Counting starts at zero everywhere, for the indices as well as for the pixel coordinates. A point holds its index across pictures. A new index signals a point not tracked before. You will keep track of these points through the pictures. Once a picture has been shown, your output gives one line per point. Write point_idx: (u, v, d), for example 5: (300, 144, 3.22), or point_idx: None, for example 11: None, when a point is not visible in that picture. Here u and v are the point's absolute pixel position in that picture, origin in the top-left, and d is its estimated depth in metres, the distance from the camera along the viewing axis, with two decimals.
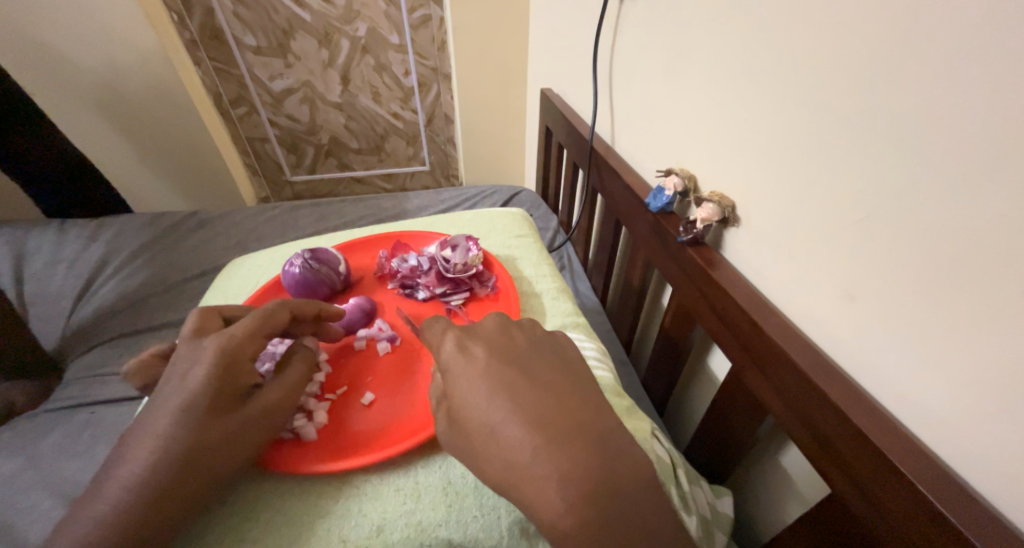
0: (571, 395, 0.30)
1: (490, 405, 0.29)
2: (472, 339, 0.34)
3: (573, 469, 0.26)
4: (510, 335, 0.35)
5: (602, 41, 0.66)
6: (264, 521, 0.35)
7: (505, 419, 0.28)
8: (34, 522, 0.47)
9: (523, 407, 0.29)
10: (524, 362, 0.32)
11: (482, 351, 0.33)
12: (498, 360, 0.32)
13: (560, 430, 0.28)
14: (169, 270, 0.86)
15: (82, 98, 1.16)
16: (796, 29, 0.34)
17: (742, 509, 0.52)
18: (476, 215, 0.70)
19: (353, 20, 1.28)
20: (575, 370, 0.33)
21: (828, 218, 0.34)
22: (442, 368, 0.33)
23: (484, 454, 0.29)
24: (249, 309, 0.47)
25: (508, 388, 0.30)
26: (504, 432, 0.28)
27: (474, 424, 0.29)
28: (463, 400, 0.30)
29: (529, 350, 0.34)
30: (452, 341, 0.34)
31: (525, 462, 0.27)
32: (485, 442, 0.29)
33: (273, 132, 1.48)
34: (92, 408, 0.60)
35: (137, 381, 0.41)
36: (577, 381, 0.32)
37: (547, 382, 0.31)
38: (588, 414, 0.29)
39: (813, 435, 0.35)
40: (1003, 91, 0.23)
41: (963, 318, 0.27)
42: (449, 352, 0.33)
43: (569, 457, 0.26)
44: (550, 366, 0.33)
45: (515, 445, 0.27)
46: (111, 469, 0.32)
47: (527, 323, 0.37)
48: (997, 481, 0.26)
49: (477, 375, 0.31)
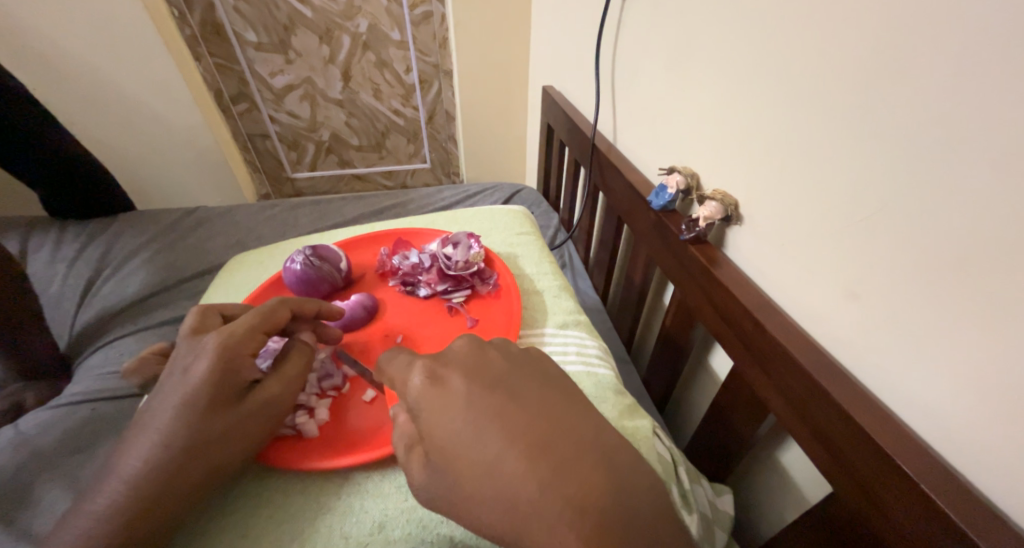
0: (567, 415, 0.28)
1: (480, 443, 0.27)
2: (444, 367, 0.31)
3: (581, 496, 0.24)
4: (484, 355, 0.32)
5: (604, 37, 0.65)
6: (266, 513, 0.36)
7: (500, 455, 0.26)
8: (36, 513, 0.47)
9: (516, 437, 0.26)
10: (509, 384, 0.29)
11: (458, 380, 0.30)
12: (478, 388, 0.29)
13: (561, 456, 0.25)
14: (168, 269, 0.85)
15: (85, 97, 1.17)
16: (799, 25, 0.34)
17: (742, 506, 0.52)
18: (478, 212, 0.70)
19: (354, 17, 1.28)
20: (564, 386, 0.31)
21: (832, 218, 0.34)
22: (414, 406, 0.30)
23: (480, 497, 0.26)
24: (249, 307, 0.47)
25: (496, 419, 0.27)
26: (501, 470, 0.26)
27: (465, 464, 0.27)
28: (448, 439, 0.27)
29: (509, 370, 0.31)
30: (421, 373, 0.31)
31: (528, 499, 0.24)
32: (481, 483, 0.26)
33: (274, 129, 1.48)
34: (93, 405, 0.59)
35: (137, 378, 0.41)
36: (567, 398, 0.29)
37: (539, 404, 0.28)
38: (585, 431, 0.27)
39: (815, 434, 0.35)
40: (1012, 85, 0.23)
41: (966, 316, 0.26)
42: (418, 387, 0.30)
43: (574, 481, 0.24)
44: (536, 384, 0.30)
45: (515, 484, 0.25)
46: (114, 463, 0.33)
47: (500, 340, 0.34)
48: (997, 479, 0.26)
49: (458, 408, 0.28)
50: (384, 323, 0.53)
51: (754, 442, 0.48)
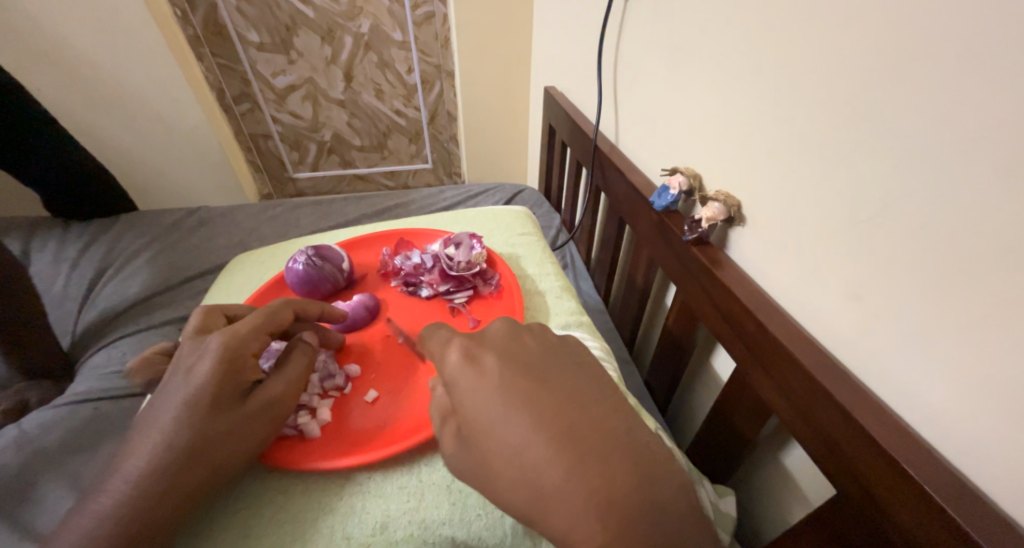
0: (597, 404, 0.27)
1: (509, 424, 0.26)
2: (482, 347, 0.31)
3: (608, 488, 0.23)
4: (519, 340, 0.32)
5: (607, 38, 0.65)
6: (266, 514, 0.36)
7: (528, 440, 0.26)
8: (38, 512, 0.47)
9: (546, 422, 0.26)
10: (539, 370, 0.29)
11: (493, 362, 0.30)
12: (512, 370, 0.29)
13: (589, 446, 0.25)
14: (170, 269, 0.85)
15: (88, 96, 1.17)
16: (802, 26, 0.34)
17: (744, 508, 0.52)
18: (480, 213, 0.70)
19: (356, 17, 1.28)
20: (596, 375, 0.30)
21: (834, 219, 0.34)
22: (448, 381, 0.30)
23: (506, 476, 0.26)
24: (251, 307, 0.47)
25: (527, 401, 0.27)
26: (527, 454, 0.25)
27: (493, 442, 0.27)
28: (479, 416, 0.27)
29: (542, 356, 0.31)
30: (458, 350, 0.31)
31: (554, 485, 0.24)
32: (507, 463, 0.26)
33: (276, 129, 1.48)
34: (95, 405, 0.60)
35: (140, 377, 0.41)
36: (598, 388, 0.29)
37: (568, 392, 0.28)
38: (616, 424, 0.26)
39: (818, 437, 0.35)
40: (1016, 85, 0.23)
41: (969, 318, 0.26)
42: (454, 362, 0.30)
43: (601, 474, 0.24)
44: (568, 372, 0.30)
45: (542, 468, 0.25)
46: (116, 462, 0.33)
47: (535, 327, 0.34)
48: (1002, 482, 0.26)
49: (491, 387, 0.28)
50: (386, 323, 0.53)
51: (757, 444, 0.47)
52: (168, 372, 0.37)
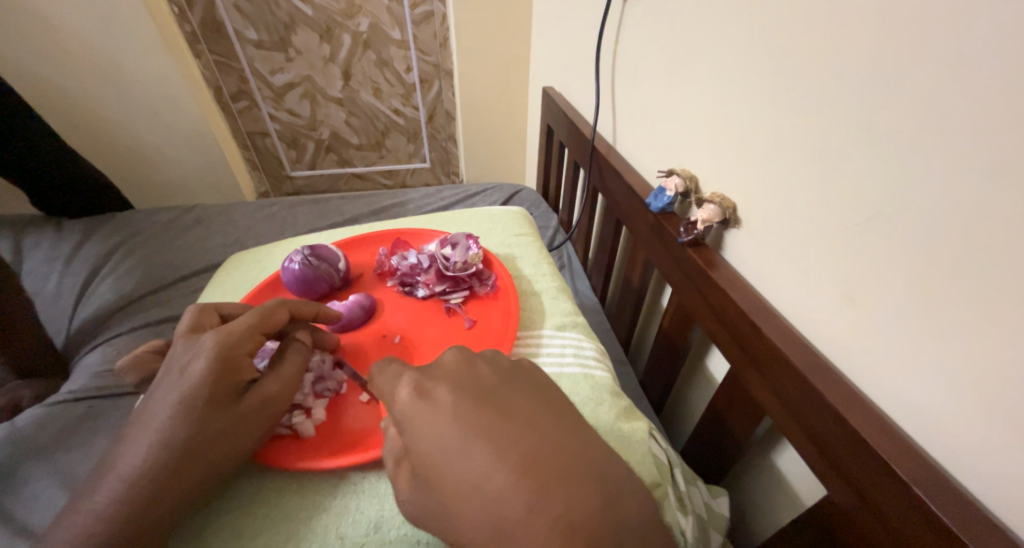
0: (555, 428, 0.28)
1: (466, 457, 0.27)
2: (432, 381, 0.31)
3: (569, 513, 0.24)
4: (473, 368, 0.33)
5: (605, 39, 0.65)
6: (258, 515, 0.35)
7: (488, 470, 0.26)
8: (32, 509, 0.47)
9: (504, 451, 0.26)
10: (496, 398, 0.30)
11: (445, 395, 0.30)
12: (466, 401, 0.30)
13: (550, 471, 0.26)
14: (166, 268, 0.85)
15: (83, 93, 1.16)
16: (798, 30, 0.34)
17: (737, 508, 0.53)
18: (477, 213, 0.70)
19: (354, 15, 1.27)
20: (552, 399, 0.32)
21: (828, 222, 0.34)
22: (399, 420, 0.30)
23: (466, 515, 0.26)
24: (246, 306, 0.47)
25: (484, 432, 0.28)
26: (487, 487, 0.26)
27: (451, 478, 0.27)
28: (434, 453, 0.28)
29: (497, 382, 0.32)
30: (409, 386, 0.31)
31: (517, 515, 0.24)
32: (467, 499, 0.26)
33: (274, 127, 1.48)
34: (90, 403, 0.59)
35: (133, 376, 0.41)
36: (556, 411, 0.30)
37: (527, 417, 0.29)
38: (574, 445, 0.28)
39: (810, 438, 0.35)
40: (1015, 90, 0.23)
41: (962, 321, 0.27)
42: (405, 399, 0.31)
43: (563, 499, 0.25)
44: (526, 397, 0.31)
45: (504, 498, 0.25)
46: (111, 460, 0.33)
47: (489, 352, 0.35)
48: (992, 484, 0.26)
49: (445, 421, 0.29)
50: (382, 323, 0.53)
51: (750, 445, 0.48)
52: (160, 373, 0.37)
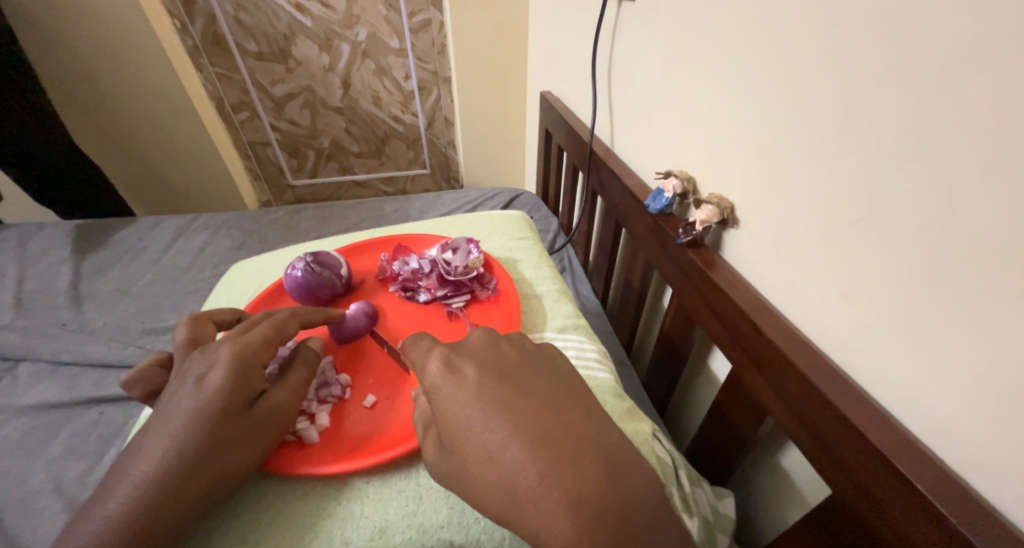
0: (573, 409, 0.29)
1: (487, 432, 0.28)
2: (460, 355, 0.32)
3: (580, 489, 0.25)
4: (498, 347, 0.33)
5: (601, 43, 0.66)
6: (265, 518, 0.36)
7: (504, 444, 0.27)
8: (40, 525, 0.49)
9: (521, 427, 0.27)
10: (520, 377, 0.30)
11: (472, 370, 0.31)
12: (491, 378, 0.30)
13: (565, 449, 0.26)
14: (171, 273, 0.87)
15: (90, 101, 1.19)
16: (792, 32, 0.35)
17: (743, 510, 0.52)
18: (477, 218, 0.71)
19: (353, 25, 1.29)
20: (571, 382, 0.32)
21: (823, 220, 0.34)
22: (429, 390, 0.31)
23: (484, 485, 0.27)
24: (236, 312, 0.48)
25: (504, 409, 0.28)
26: (505, 458, 0.27)
27: (471, 452, 0.28)
28: (458, 424, 0.29)
29: (522, 362, 0.32)
30: (438, 359, 0.32)
31: (529, 486, 0.26)
32: (486, 471, 0.27)
33: (274, 137, 1.49)
34: (100, 409, 0.62)
35: (138, 390, 0.39)
36: (574, 393, 0.30)
37: (548, 398, 0.29)
38: (588, 427, 0.28)
39: (815, 440, 0.35)
40: (1016, 83, 0.23)
41: (962, 317, 0.27)
42: (435, 372, 0.31)
43: (574, 475, 0.25)
44: (547, 377, 0.31)
45: (518, 472, 0.26)
46: (125, 462, 0.33)
47: (514, 334, 0.35)
48: (997, 482, 0.26)
49: (470, 396, 0.29)
50: (386, 331, 0.54)
51: (755, 445, 0.47)
52: (177, 372, 0.37)
